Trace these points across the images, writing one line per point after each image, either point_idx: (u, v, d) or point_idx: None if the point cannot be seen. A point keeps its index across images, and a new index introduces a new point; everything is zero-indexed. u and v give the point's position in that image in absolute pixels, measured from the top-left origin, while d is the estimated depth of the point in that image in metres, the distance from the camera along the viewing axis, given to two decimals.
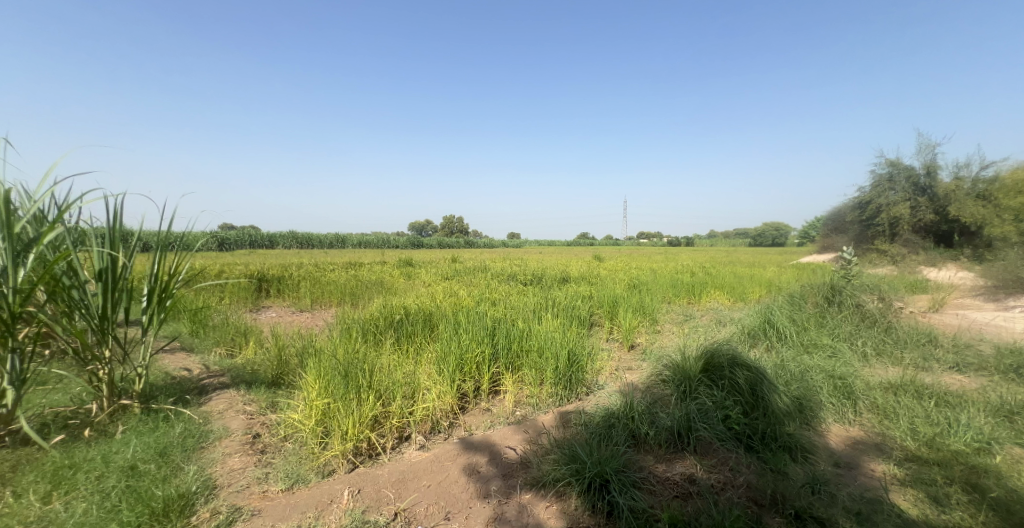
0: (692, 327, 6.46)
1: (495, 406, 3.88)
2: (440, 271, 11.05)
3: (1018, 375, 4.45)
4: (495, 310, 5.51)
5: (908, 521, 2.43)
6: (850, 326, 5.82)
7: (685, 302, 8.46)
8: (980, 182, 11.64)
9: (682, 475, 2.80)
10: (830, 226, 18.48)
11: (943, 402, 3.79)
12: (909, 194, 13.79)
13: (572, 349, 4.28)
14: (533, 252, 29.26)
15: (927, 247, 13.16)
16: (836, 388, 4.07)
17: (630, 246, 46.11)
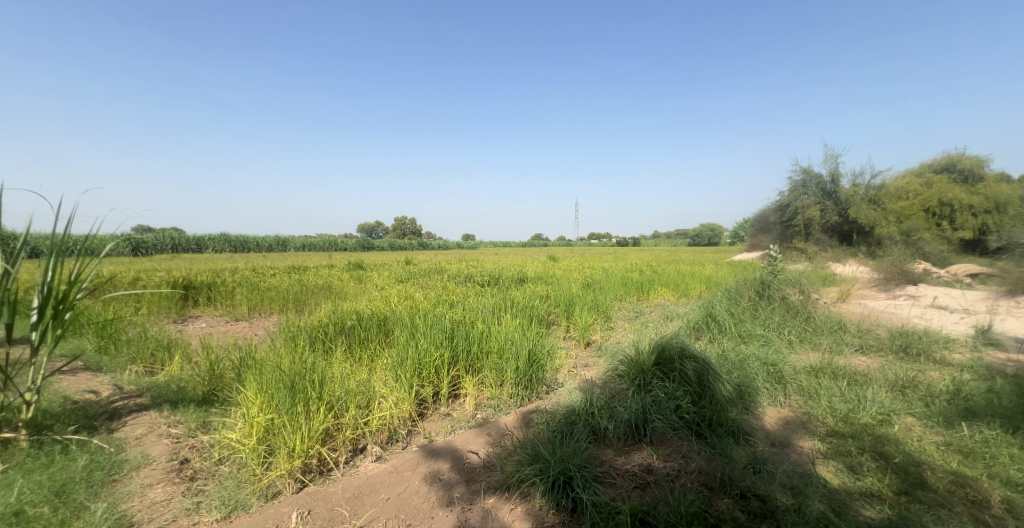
0: (642, 322, 6.64)
1: (455, 411, 3.74)
2: (392, 274, 10.69)
3: (908, 354, 4.96)
4: (451, 312, 5.36)
5: (833, 491, 2.58)
6: (778, 317, 6.24)
7: (634, 299, 8.72)
8: (871, 190, 14.15)
9: (640, 466, 2.81)
10: (756, 227, 19.95)
11: (854, 381, 4.12)
12: (819, 198, 15.12)
13: (533, 349, 4.24)
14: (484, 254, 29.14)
15: (834, 245, 14.53)
16: (769, 373, 4.30)
17: (579, 248, 47.25)
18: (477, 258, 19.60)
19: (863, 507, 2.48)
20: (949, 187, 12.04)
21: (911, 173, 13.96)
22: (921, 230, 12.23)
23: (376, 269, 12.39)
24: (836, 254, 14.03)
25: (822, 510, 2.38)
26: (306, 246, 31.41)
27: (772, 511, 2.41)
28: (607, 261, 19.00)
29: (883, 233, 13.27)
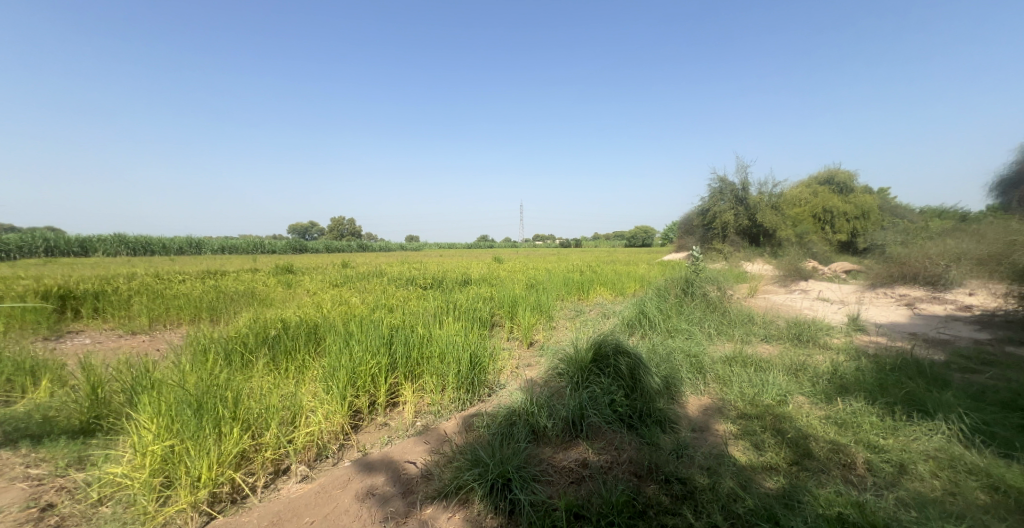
0: (582, 321, 6.85)
1: (394, 420, 3.55)
2: (325, 278, 10.01)
3: (802, 340, 5.62)
4: (388, 316, 5.13)
5: (742, 468, 2.82)
6: (700, 312, 6.77)
7: (575, 298, 8.98)
8: (774, 197, 15.96)
9: (576, 461, 2.86)
10: (683, 229, 21.60)
11: (760, 367, 4.57)
12: (733, 204, 16.65)
13: (474, 351, 4.16)
14: (424, 255, 28.40)
15: (745, 247, 16.19)
16: (691, 364, 4.63)
17: (521, 249, 47.93)
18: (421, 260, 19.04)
19: (765, 479, 2.74)
20: (830, 197, 14.09)
21: (801, 184, 16.05)
22: (811, 233, 14.06)
23: (308, 272, 11.57)
24: (747, 254, 15.61)
25: (731, 486, 2.59)
26: (224, 248, 28.50)
27: (692, 491, 2.58)
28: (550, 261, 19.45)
29: (783, 235, 15.00)
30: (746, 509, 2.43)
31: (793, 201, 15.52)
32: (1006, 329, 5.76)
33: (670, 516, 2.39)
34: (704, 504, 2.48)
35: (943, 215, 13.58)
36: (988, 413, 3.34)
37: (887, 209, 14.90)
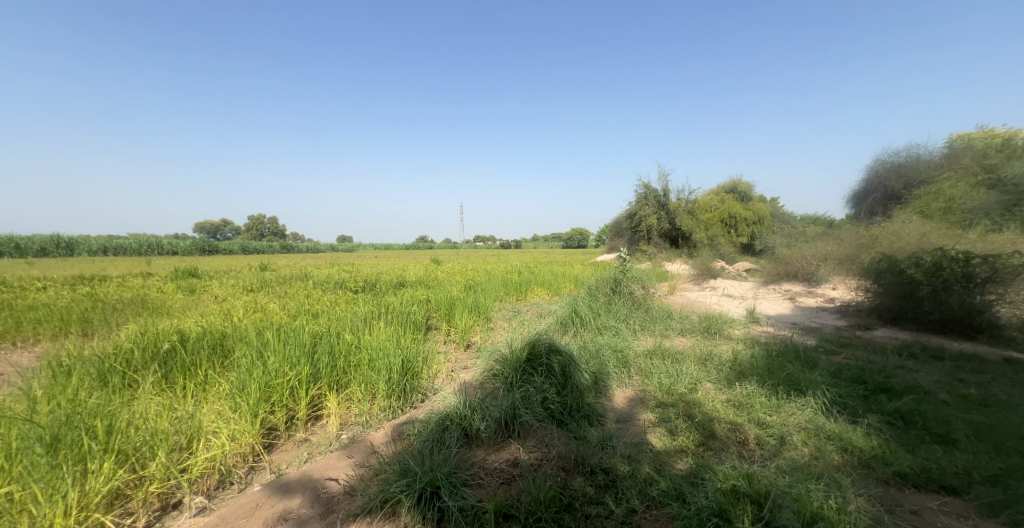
0: (519, 321, 6.97)
1: (315, 435, 3.32)
2: (240, 282, 9.07)
3: (711, 333, 6.27)
4: (312, 323, 4.81)
5: (658, 454, 3.09)
6: (626, 310, 7.26)
7: (513, 299, 9.12)
8: (689, 203, 17.34)
9: (507, 462, 2.93)
10: (613, 232, 22.98)
11: (676, 358, 5.02)
12: (657, 208, 17.48)
13: (406, 357, 4.04)
14: (354, 256, 26.97)
15: (666, 249, 17.46)
16: (618, 359, 4.95)
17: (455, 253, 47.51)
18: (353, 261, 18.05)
19: (676, 461, 3.03)
20: (734, 205, 16.19)
21: (709, 193, 17.91)
22: (719, 236, 15.97)
23: (218, 276, 10.45)
24: (668, 255, 17.02)
25: (647, 471, 2.83)
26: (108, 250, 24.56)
27: (614, 480, 2.78)
28: (488, 262, 19.50)
29: (697, 238, 16.57)
30: (659, 491, 2.67)
31: (704, 207, 17.23)
32: (860, 315, 6.95)
33: (595, 506, 2.56)
34: (624, 490, 2.68)
35: (815, 222, 16.02)
36: (842, 387, 4.01)
37: (777, 217, 17.24)
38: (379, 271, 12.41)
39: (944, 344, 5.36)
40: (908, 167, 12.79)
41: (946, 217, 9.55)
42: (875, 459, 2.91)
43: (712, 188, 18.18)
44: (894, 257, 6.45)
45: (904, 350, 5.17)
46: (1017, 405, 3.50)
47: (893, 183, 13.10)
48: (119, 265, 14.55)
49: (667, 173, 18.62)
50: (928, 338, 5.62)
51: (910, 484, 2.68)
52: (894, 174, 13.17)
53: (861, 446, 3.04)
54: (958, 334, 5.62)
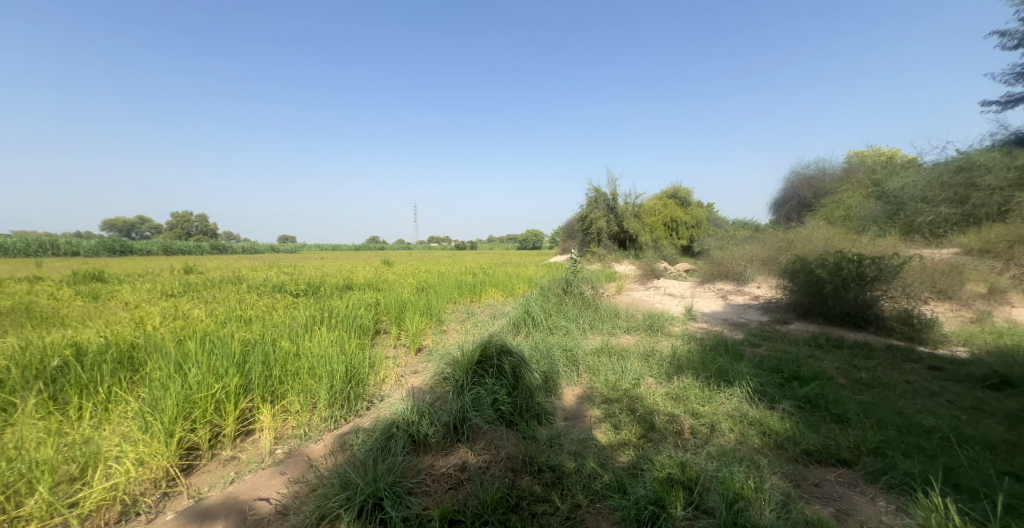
0: (473, 323, 6.97)
1: (244, 452, 3.11)
2: (166, 286, 8.26)
3: (653, 330, 6.63)
4: (245, 331, 4.49)
5: (602, 448, 3.24)
6: (577, 310, 7.49)
7: (467, 301, 9.08)
8: (636, 207, 18.24)
9: (455, 466, 2.93)
10: (565, 233, 23.56)
11: (622, 356, 5.26)
12: (606, 211, 18.22)
13: (350, 364, 3.90)
14: (297, 259, 25.46)
15: (614, 251, 18.20)
16: (568, 358, 5.10)
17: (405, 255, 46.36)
18: (297, 263, 17.01)
19: (619, 454, 3.19)
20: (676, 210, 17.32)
21: (653, 198, 18.89)
22: (663, 239, 17.04)
23: (137, 280, 9.42)
24: (616, 257, 17.70)
25: (592, 466, 2.95)
26: None
27: (560, 477, 2.88)
28: (441, 264, 19.23)
29: (643, 240, 17.42)
30: (603, 485, 2.80)
31: (648, 211, 18.11)
32: (780, 311, 7.67)
33: (541, 504, 2.64)
34: (569, 486, 2.79)
35: (744, 226, 17.47)
36: (764, 377, 4.42)
37: (712, 221, 18.59)
38: (326, 273, 11.82)
39: (845, 335, 6.06)
40: (818, 179, 14.31)
41: (849, 223, 10.81)
42: (787, 440, 3.24)
43: (656, 193, 19.13)
44: (806, 259, 7.20)
45: (814, 341, 5.79)
46: (897, 385, 4.05)
47: (806, 193, 14.61)
48: (15, 266, 12.79)
49: (616, 178, 19.43)
50: (833, 330, 6.34)
51: (815, 460, 3.02)
52: (806, 184, 14.67)
53: (777, 428, 3.37)
54: (855, 326, 6.39)
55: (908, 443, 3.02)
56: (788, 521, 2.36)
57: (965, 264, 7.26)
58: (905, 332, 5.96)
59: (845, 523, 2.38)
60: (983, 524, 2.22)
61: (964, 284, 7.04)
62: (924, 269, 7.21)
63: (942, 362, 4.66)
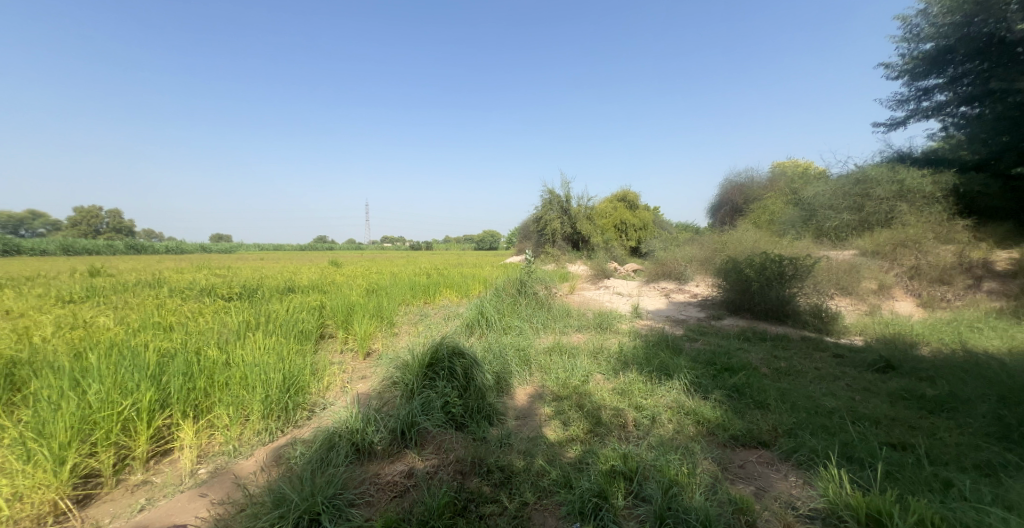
0: (426, 324, 6.87)
1: (160, 474, 2.82)
2: (80, 291, 7.41)
3: (602, 328, 6.90)
4: (167, 340, 4.12)
5: (550, 446, 3.33)
6: (530, 310, 7.62)
7: (420, 302, 8.93)
8: (588, 209, 18.70)
9: (401, 473, 2.90)
10: (521, 234, 23.83)
11: (572, 354, 5.42)
12: (560, 213, 18.56)
13: (289, 372, 3.71)
14: (237, 259, 23.76)
15: (568, 251, 18.57)
16: (520, 358, 5.18)
17: (355, 255, 44.65)
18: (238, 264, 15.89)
19: (567, 450, 3.30)
20: (624, 212, 18.22)
21: (604, 200, 19.60)
22: (613, 240, 17.82)
23: (43, 284, 8.36)
24: (570, 257, 18.14)
25: (540, 464, 3.03)
26: None
27: (509, 476, 2.94)
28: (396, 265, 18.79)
29: (595, 241, 18.01)
30: (550, 481, 2.88)
31: (600, 213, 18.73)
32: (715, 308, 8.25)
33: (489, 505, 2.67)
34: (517, 485, 2.85)
35: (686, 229, 18.60)
36: (699, 369, 4.74)
37: (657, 223, 19.60)
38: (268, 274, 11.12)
39: (769, 329, 6.64)
40: (747, 186, 15.56)
41: (775, 226, 11.84)
42: (717, 427, 3.50)
43: (606, 197, 19.83)
44: (736, 260, 7.80)
45: (744, 335, 6.28)
46: (809, 373, 4.51)
47: (738, 198, 15.81)
48: None
49: (569, 181, 19.91)
50: (760, 325, 6.92)
51: (739, 444, 3.30)
52: (737, 191, 15.91)
53: (709, 417, 3.64)
54: (776, 320, 7.02)
55: (814, 424, 3.37)
56: (715, 501, 2.53)
57: (864, 264, 8.22)
58: (816, 324, 6.68)
59: (762, 499, 2.61)
60: (868, 491, 2.53)
61: (865, 282, 7.96)
62: (832, 269, 8.08)
63: (844, 350, 5.27)
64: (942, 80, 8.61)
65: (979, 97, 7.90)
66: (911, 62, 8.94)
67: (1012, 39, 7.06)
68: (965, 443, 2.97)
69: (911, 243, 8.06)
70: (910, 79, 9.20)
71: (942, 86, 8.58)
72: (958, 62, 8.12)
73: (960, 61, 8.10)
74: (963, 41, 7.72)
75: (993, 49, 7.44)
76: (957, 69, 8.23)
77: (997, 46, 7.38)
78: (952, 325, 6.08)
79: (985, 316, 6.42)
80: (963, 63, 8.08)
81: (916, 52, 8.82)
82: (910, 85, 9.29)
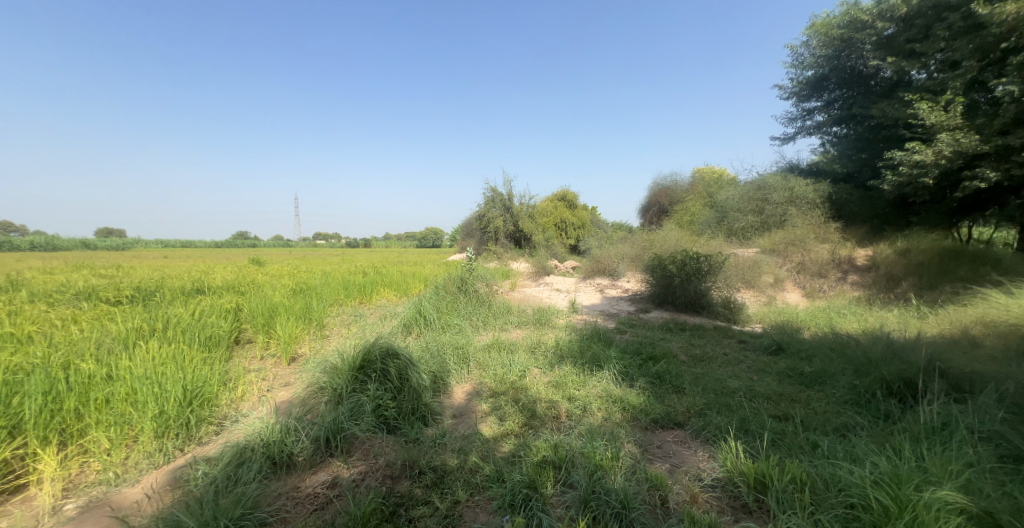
0: (360, 325, 6.56)
1: (9, 517, 2.37)
2: None
3: (539, 323, 7.05)
4: (31, 354, 3.52)
5: (485, 441, 3.34)
6: (470, 307, 7.58)
7: (355, 302, 8.51)
8: (529, 208, 19.01)
9: (324, 484, 2.74)
10: (463, 232, 23.64)
11: (510, 350, 5.49)
12: (503, 211, 18.65)
13: (191, 384, 3.35)
14: (142, 257, 21.06)
15: (511, 249, 18.73)
16: (458, 356, 5.14)
17: (283, 253, 41.45)
18: (146, 263, 14.12)
19: (501, 444, 3.33)
20: (564, 211, 18.76)
21: (544, 199, 20.01)
22: (554, 238, 18.26)
23: None
24: (512, 254, 18.29)
25: (473, 460, 3.04)
26: None
27: (442, 476, 2.90)
28: (332, 263, 17.79)
29: (536, 239, 18.33)
30: (482, 477, 2.89)
31: (540, 212, 19.10)
32: (643, 301, 8.77)
33: (420, 507, 2.62)
34: (450, 484, 2.82)
35: (620, 228, 19.56)
36: (627, 359, 5.02)
37: (594, 222, 20.43)
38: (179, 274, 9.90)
39: (689, 319, 7.21)
40: (672, 189, 16.73)
41: (695, 225, 12.86)
42: (641, 412, 3.73)
43: (546, 195, 20.25)
44: (660, 257, 8.35)
45: (668, 325, 6.76)
46: (718, 357, 4.98)
47: (664, 199, 16.94)
48: None
49: (510, 180, 20.04)
50: (682, 316, 7.48)
51: (658, 426, 3.55)
52: (663, 194, 17.04)
53: (633, 403, 3.87)
54: (694, 312, 7.64)
55: (719, 403, 3.73)
56: (634, 481, 2.69)
57: (766, 260, 9.21)
58: (726, 314, 7.42)
59: (675, 475, 2.83)
60: (756, 457, 2.86)
61: (766, 276, 8.94)
62: (740, 264, 8.96)
63: (747, 337, 5.89)
64: (819, 103, 9.98)
65: (846, 120, 9.30)
66: (796, 86, 10.16)
67: (868, 73, 8.76)
68: (830, 410, 3.45)
69: (802, 242, 9.18)
70: (796, 101, 10.45)
71: (820, 108, 9.95)
72: (831, 89, 9.55)
73: (832, 88, 9.49)
74: (835, 71, 9.13)
75: (855, 80, 9.04)
76: (830, 95, 9.62)
77: (858, 78, 9.00)
78: (827, 311, 7.03)
79: (856, 303, 7.49)
80: (834, 90, 9.50)
81: (800, 78, 10.03)
82: (796, 106, 10.59)
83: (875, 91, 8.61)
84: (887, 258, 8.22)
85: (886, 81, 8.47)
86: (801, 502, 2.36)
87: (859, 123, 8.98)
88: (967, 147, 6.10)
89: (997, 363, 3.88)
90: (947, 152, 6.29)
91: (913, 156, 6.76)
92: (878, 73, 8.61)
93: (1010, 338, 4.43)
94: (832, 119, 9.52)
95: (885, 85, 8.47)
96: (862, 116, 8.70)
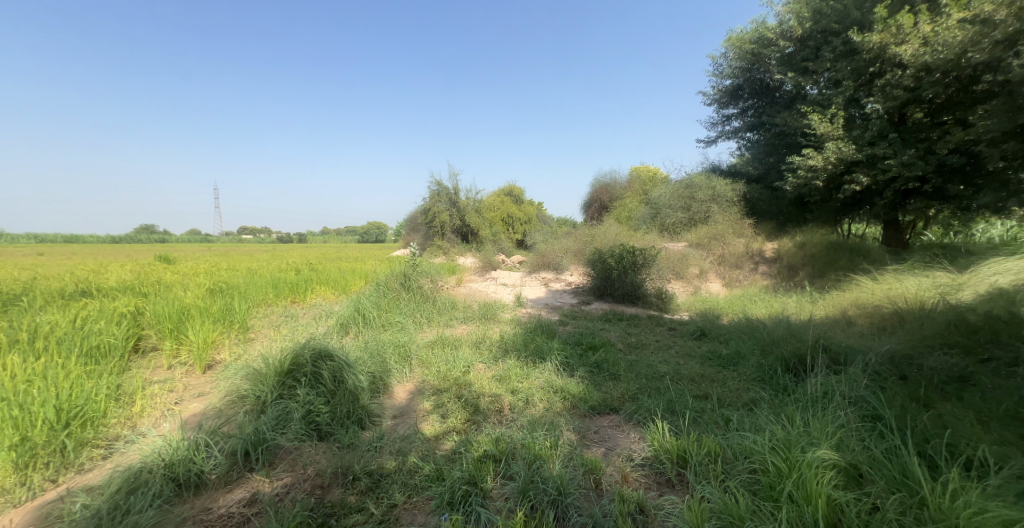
0: (291, 327, 6.08)
1: None
2: None
3: (485, 318, 6.98)
4: None
5: (425, 440, 3.23)
6: (413, 304, 7.32)
7: (287, 302, 7.89)
8: (476, 202, 18.82)
9: (241, 502, 2.49)
10: (409, 226, 22.92)
11: (452, 346, 5.37)
12: (449, 205, 18.29)
13: (69, 404, 2.89)
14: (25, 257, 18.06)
15: (458, 243, 18.43)
16: (399, 355, 4.93)
17: (203, 250, 37.63)
18: (30, 263, 12.12)
19: (443, 442, 3.23)
20: (510, 206, 18.77)
21: (491, 194, 19.91)
22: (501, 233, 18.22)
23: None
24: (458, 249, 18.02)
25: (412, 461, 2.92)
26: None
27: (378, 481, 2.75)
28: (263, 259, 16.43)
29: (483, 234, 18.20)
30: (422, 477, 2.78)
31: (487, 207, 18.98)
32: (585, 294, 9.00)
33: (353, 515, 2.46)
34: (386, 488, 2.69)
35: (565, 223, 19.98)
36: (568, 350, 5.11)
37: (540, 217, 20.72)
38: (66, 275, 8.49)
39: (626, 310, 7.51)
40: (611, 186, 17.37)
41: (633, 220, 13.45)
42: (580, 400, 3.81)
43: (493, 190, 20.16)
44: (600, 251, 8.62)
45: (607, 316, 6.99)
46: (650, 345, 5.24)
47: (605, 195, 17.55)
48: None
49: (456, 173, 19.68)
50: (620, 306, 7.78)
51: (596, 412, 3.65)
52: (604, 190, 17.66)
53: (575, 392, 3.95)
54: (631, 303, 7.98)
55: (649, 388, 3.90)
56: (571, 467, 2.73)
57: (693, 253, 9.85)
58: (658, 304, 7.84)
59: (610, 457, 2.92)
60: (678, 435, 3.03)
61: (693, 267, 9.57)
62: (671, 257, 9.51)
63: (676, 324, 6.25)
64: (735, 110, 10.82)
65: (756, 127, 10.19)
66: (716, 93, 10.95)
67: (773, 86, 9.66)
68: (740, 387, 3.75)
69: (725, 236, 9.92)
70: (716, 107, 11.27)
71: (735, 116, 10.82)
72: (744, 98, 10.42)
73: (745, 98, 10.36)
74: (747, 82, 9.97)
75: (763, 91, 9.94)
76: (744, 103, 10.48)
77: (765, 90, 9.90)
78: (743, 299, 7.67)
79: (769, 290, 8.24)
80: (747, 99, 10.36)
81: (719, 86, 10.83)
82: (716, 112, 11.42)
83: (779, 102, 9.52)
84: (789, 250, 9.14)
85: (787, 93, 9.39)
86: (714, 471, 2.54)
87: (767, 130, 9.88)
88: (847, 154, 6.90)
89: (871, 338, 4.46)
90: (832, 159, 7.07)
91: (807, 161, 7.48)
92: (781, 87, 9.51)
93: (875, 315, 5.14)
94: (744, 125, 10.38)
95: (786, 97, 9.39)
96: (769, 124, 9.58)
